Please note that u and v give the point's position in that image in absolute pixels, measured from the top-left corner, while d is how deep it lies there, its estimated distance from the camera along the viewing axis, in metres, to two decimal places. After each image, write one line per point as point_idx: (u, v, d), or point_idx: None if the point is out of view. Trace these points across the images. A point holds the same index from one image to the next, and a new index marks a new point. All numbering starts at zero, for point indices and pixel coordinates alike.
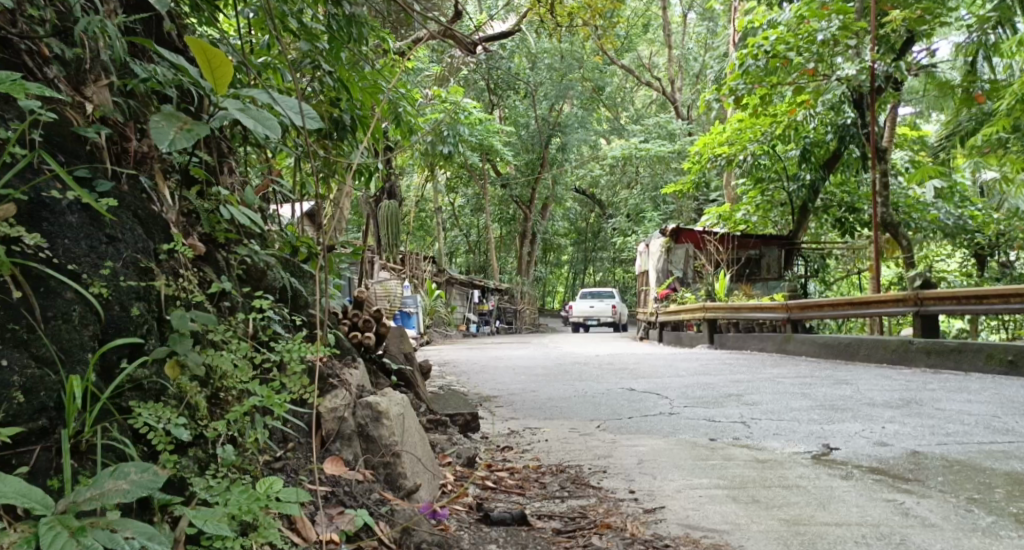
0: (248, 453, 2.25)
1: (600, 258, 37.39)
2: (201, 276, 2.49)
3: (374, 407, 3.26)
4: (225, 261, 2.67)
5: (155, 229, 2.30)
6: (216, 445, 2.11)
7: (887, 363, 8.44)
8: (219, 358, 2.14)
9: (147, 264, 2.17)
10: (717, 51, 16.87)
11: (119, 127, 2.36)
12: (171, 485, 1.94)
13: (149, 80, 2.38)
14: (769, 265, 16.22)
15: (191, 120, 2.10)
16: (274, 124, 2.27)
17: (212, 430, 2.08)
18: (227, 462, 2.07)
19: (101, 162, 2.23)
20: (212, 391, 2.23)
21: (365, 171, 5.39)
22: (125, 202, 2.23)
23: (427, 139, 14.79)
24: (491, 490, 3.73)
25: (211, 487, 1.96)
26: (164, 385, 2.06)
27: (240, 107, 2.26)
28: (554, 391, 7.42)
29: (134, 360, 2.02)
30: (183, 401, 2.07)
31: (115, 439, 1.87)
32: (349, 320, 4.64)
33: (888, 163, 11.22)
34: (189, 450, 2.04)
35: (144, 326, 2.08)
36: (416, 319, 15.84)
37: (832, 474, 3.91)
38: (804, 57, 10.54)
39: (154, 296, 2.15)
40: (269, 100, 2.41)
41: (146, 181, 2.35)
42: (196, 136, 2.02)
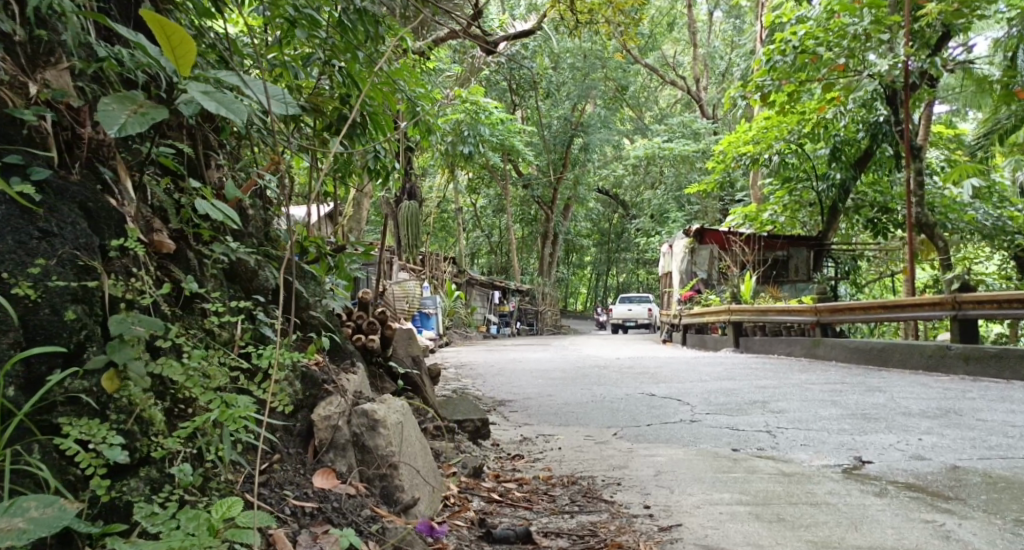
0: (216, 469, 2.11)
1: (624, 259, 37.02)
2: (165, 277, 2.32)
3: (369, 415, 3.04)
4: (197, 262, 2.49)
5: (106, 225, 2.13)
6: (173, 464, 1.98)
7: (923, 369, 8.12)
8: (169, 368, 2.01)
9: (88, 263, 2.00)
10: (743, 48, 16.56)
11: (72, 112, 2.21)
12: (113, 512, 1.82)
13: (108, 63, 2.24)
14: (797, 267, 15.91)
15: (146, 101, 2.06)
16: (239, 108, 2.16)
17: (163, 447, 1.95)
18: (182, 484, 1.94)
19: (41, 148, 2.09)
20: (170, 403, 2.10)
21: (382, 172, 5.16)
22: (67, 193, 2.08)
23: (447, 138, 14.62)
24: (497, 503, 3.52)
25: (157, 513, 1.83)
26: (103, 399, 1.92)
27: (204, 89, 2.14)
28: (571, 396, 7.20)
29: (68, 370, 1.88)
30: (129, 416, 1.93)
31: (34, 463, 1.74)
32: (353, 322, 4.51)
33: (923, 162, 10.85)
34: (140, 470, 1.92)
35: (82, 332, 1.93)
36: (435, 320, 15.68)
37: (865, 490, 3.65)
38: (834, 52, 10.25)
39: (97, 298, 1.99)
40: (238, 82, 2.35)
41: (106, 174, 2.22)
42: (147, 123, 1.97)
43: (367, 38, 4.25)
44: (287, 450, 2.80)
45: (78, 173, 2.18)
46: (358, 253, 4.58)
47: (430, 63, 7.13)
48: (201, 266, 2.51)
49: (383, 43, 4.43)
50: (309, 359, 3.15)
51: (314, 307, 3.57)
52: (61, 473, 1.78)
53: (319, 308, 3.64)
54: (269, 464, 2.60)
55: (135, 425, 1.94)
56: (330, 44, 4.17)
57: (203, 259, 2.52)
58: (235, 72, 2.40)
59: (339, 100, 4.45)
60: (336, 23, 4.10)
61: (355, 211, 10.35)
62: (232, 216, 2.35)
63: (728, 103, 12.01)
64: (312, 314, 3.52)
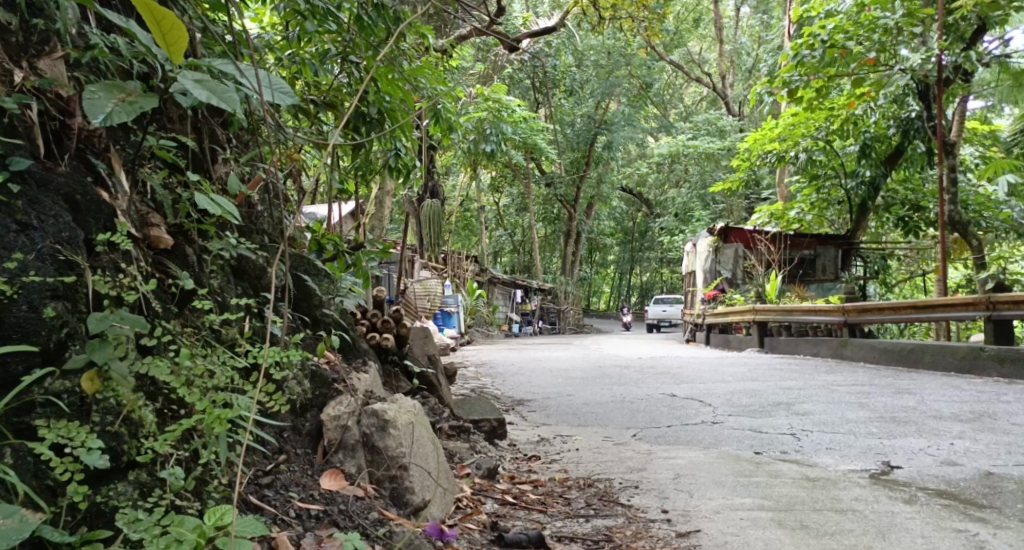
0: (210, 472, 2.07)
1: (647, 258, 36.80)
2: (158, 272, 2.27)
3: (379, 415, 2.98)
4: (196, 259, 2.45)
5: (93, 218, 2.09)
6: (163, 467, 1.94)
7: (955, 371, 7.91)
8: (155, 368, 1.96)
9: (70, 257, 1.95)
10: (771, 44, 16.34)
11: (62, 101, 2.17)
12: (100, 517, 1.79)
13: (97, 49, 2.18)
14: (825, 267, 15.43)
15: (135, 90, 2.01)
16: (232, 97, 2.09)
17: (152, 450, 1.91)
18: (173, 487, 1.90)
19: (31, 140, 2.04)
20: (160, 405, 2.07)
21: (403, 169, 5.10)
22: (52, 184, 2.03)
23: (470, 136, 14.58)
24: (511, 506, 3.44)
25: (139, 519, 1.78)
26: (85, 401, 1.87)
27: (197, 79, 2.08)
28: (591, 397, 7.10)
29: (47, 370, 1.83)
30: (116, 417, 1.89)
31: (12, 465, 1.69)
32: (367, 320, 4.46)
33: (956, 159, 10.60)
34: (129, 473, 1.88)
35: (62, 329, 1.87)
36: (457, 318, 15.64)
37: (894, 497, 3.52)
38: (865, 46, 10.04)
39: (81, 295, 1.94)
40: (233, 72, 2.29)
41: (99, 166, 2.19)
42: (133, 113, 1.93)
43: (387, 35, 4.19)
44: (294, 450, 2.74)
45: (68, 163, 2.14)
46: (376, 250, 4.51)
47: (453, 62, 7.08)
48: (200, 263, 2.46)
49: (404, 40, 4.39)
50: (319, 358, 3.12)
51: (327, 305, 3.53)
52: (38, 479, 1.72)
53: (331, 305, 3.60)
54: (274, 465, 2.55)
55: (122, 426, 1.89)
56: (349, 41, 4.12)
57: (203, 256, 2.48)
58: (230, 61, 2.33)
59: (358, 97, 4.41)
60: (355, 20, 4.04)
61: (378, 209, 10.33)
62: (231, 210, 2.28)
63: (753, 100, 11.85)
64: (325, 311, 3.49)
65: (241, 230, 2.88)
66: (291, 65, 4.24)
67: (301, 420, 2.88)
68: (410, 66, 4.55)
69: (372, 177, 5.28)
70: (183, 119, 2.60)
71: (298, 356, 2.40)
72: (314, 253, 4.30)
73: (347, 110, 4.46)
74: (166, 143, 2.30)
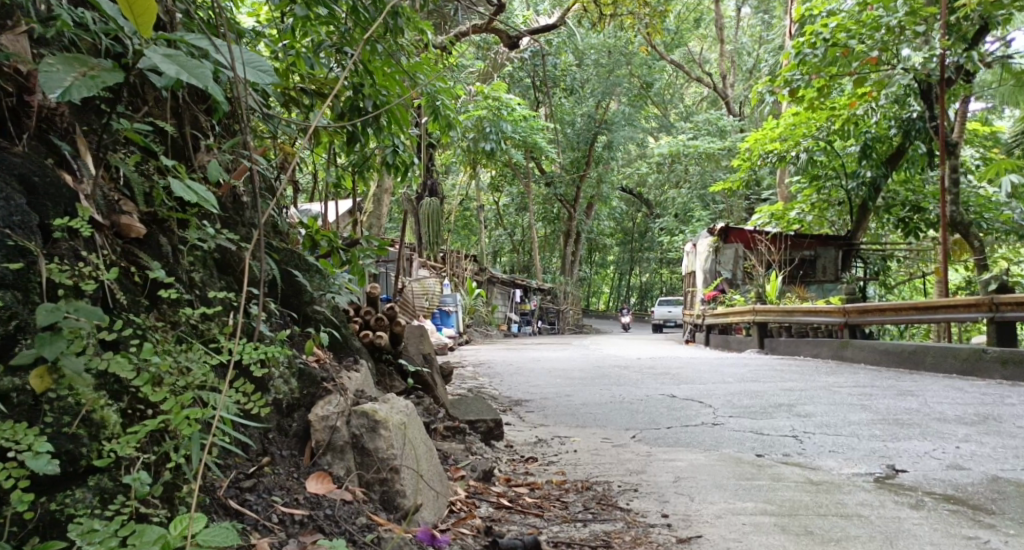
0: (179, 478, 1.97)
1: (647, 258, 36.67)
2: (126, 262, 2.16)
3: (369, 415, 2.87)
4: (171, 250, 2.34)
5: (51, 203, 1.99)
6: (128, 472, 1.86)
7: (957, 373, 7.81)
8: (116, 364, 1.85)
9: (21, 242, 1.86)
10: (772, 44, 16.24)
11: (22, 78, 2.07)
12: (55, 526, 1.71)
13: (61, 21, 2.09)
14: (825, 268, 15.41)
15: (97, 65, 1.96)
16: (204, 73, 2.01)
17: (114, 454, 1.82)
18: (137, 494, 1.81)
19: None
20: (125, 405, 1.97)
21: (401, 167, 4.97)
22: (7, 165, 1.94)
23: (469, 135, 14.46)
24: (506, 510, 3.33)
25: (95, 530, 1.69)
26: (37, 398, 1.78)
27: (166, 54, 2.01)
28: (590, 397, 6.99)
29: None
30: (74, 418, 1.81)
31: None
32: (360, 319, 4.37)
33: (958, 159, 10.49)
34: (88, 479, 1.80)
35: (12, 322, 1.80)
36: (456, 318, 15.55)
37: (900, 502, 3.42)
38: (867, 45, 9.94)
39: (36, 284, 1.85)
40: (208, 48, 2.21)
41: (64, 148, 2.09)
42: (95, 86, 1.88)
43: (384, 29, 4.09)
44: (279, 451, 2.64)
45: (27, 144, 2.05)
46: (371, 247, 4.39)
47: (452, 61, 6.99)
48: (175, 254, 2.35)
49: (402, 35, 4.29)
50: (307, 357, 3.03)
51: (318, 302, 3.45)
52: None
53: (323, 302, 3.51)
54: (257, 468, 2.44)
55: (80, 428, 1.81)
56: (343, 31, 3.99)
57: (179, 246, 2.37)
58: (206, 37, 2.25)
59: (353, 89, 4.28)
60: (350, 10, 3.92)
61: (376, 207, 10.21)
62: (206, 197, 2.18)
63: (754, 99, 11.72)
64: (315, 308, 3.41)
65: (223, 222, 2.77)
66: (285, 56, 4.10)
67: (288, 420, 2.79)
68: (408, 61, 4.44)
69: (369, 174, 5.17)
70: (162, 104, 2.51)
71: (280, 353, 2.29)
72: (308, 250, 4.20)
73: (342, 103, 4.34)
74: (142, 126, 2.20)
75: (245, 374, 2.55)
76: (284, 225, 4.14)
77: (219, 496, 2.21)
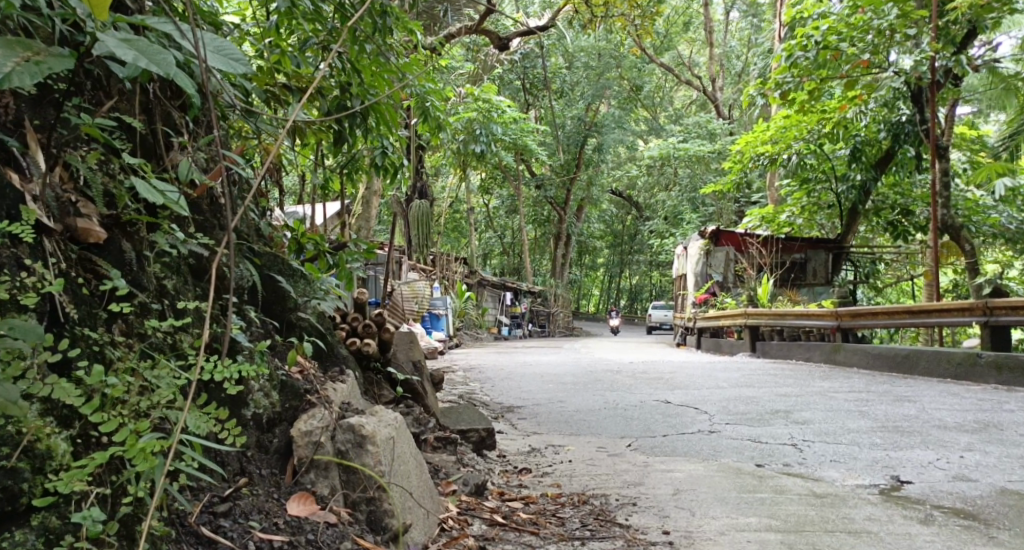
0: (138, 511, 1.83)
1: (636, 261, 36.56)
2: (82, 270, 2.01)
3: (356, 431, 2.72)
4: (135, 257, 2.17)
5: None
6: (79, 507, 1.73)
7: (951, 378, 7.70)
8: (60, 389, 1.69)
9: None
10: (763, 46, 16.15)
11: None
12: None
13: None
14: (817, 271, 15.03)
15: (44, 50, 1.83)
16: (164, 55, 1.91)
17: (60, 490, 1.69)
18: (89, 534, 1.68)
19: None
20: (78, 430, 1.83)
21: (390, 169, 4.77)
22: None
23: (459, 136, 14.28)
24: (500, 527, 3.17)
25: None
26: None
27: (123, 38, 1.91)
28: (582, 403, 6.85)
29: None
30: (14, 449, 1.67)
31: None
32: (348, 325, 4.23)
33: (949, 161, 10.39)
34: (33, 517, 1.68)
35: None
36: (446, 321, 15.36)
37: (908, 517, 3.28)
38: (858, 47, 9.79)
39: None
40: (173, 32, 2.09)
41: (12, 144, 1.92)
42: (42, 70, 1.75)
43: (374, 29, 3.93)
44: (258, 470, 2.48)
45: None
46: (359, 250, 4.22)
47: (442, 63, 6.82)
48: (139, 261, 2.18)
49: (393, 35, 4.13)
50: (290, 368, 2.87)
51: (302, 309, 3.31)
52: None
53: (308, 308, 3.37)
54: (233, 490, 2.29)
55: (21, 460, 1.68)
56: (329, 28, 3.82)
57: (144, 253, 2.19)
58: (172, 22, 2.13)
59: (339, 88, 4.13)
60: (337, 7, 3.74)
61: (364, 209, 10.05)
62: (174, 198, 2.07)
63: (746, 100, 11.61)
64: (300, 315, 3.29)
65: (195, 223, 2.59)
66: (269, 54, 3.91)
67: (269, 436, 2.63)
68: (398, 62, 4.26)
69: (357, 175, 5.00)
70: (130, 97, 2.35)
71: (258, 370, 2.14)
72: (293, 254, 4.05)
73: (329, 102, 4.17)
74: (104, 121, 2.05)
75: (217, 390, 2.41)
76: (267, 224, 3.99)
77: (190, 523, 2.07)
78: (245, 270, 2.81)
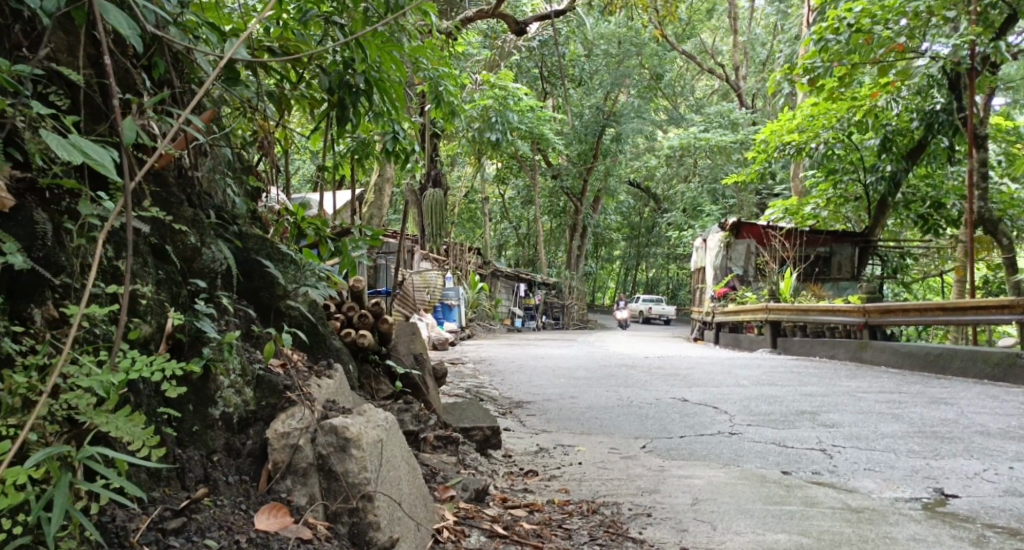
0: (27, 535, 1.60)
1: (653, 253, 36.11)
2: None
3: (339, 432, 2.37)
4: (51, 229, 1.91)
5: None
6: None
7: (987, 378, 7.32)
8: None
9: None
10: (789, 33, 15.65)
11: None
12: None
13: None
14: (841, 265, 14.82)
15: None
16: None
17: None
18: None
19: None
20: None
21: (400, 154, 4.38)
22: None
23: (474, 124, 13.92)
24: (500, 540, 2.86)
25: None
26: None
27: None
28: (596, 399, 6.54)
29: None
30: None
31: None
32: (343, 315, 3.94)
33: (986, 150, 9.94)
34: None
35: None
36: (458, 312, 15.00)
37: (958, 538, 2.96)
38: (893, 30, 9.24)
39: None
40: None
41: None
42: None
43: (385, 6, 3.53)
44: (225, 477, 2.19)
45: None
46: (364, 237, 3.85)
47: (457, 45, 6.47)
48: (58, 235, 1.92)
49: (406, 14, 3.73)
50: (269, 361, 2.57)
51: (292, 298, 2.99)
52: None
53: (299, 297, 3.04)
54: (190, 502, 1.99)
55: None
56: None
57: (63, 224, 1.94)
58: None
59: (342, 64, 3.59)
60: None
61: (376, 196, 9.75)
62: (94, 154, 1.78)
63: (772, 87, 11.18)
64: (289, 303, 2.98)
65: (152, 196, 2.35)
66: (271, 28, 3.53)
67: (241, 438, 2.32)
68: (410, 43, 3.93)
69: (368, 161, 4.72)
70: (73, 50, 2.16)
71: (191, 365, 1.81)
72: (294, 239, 3.75)
73: (330, 78, 3.63)
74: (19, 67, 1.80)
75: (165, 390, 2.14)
76: (263, 208, 3.72)
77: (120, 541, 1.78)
78: (219, 251, 2.52)
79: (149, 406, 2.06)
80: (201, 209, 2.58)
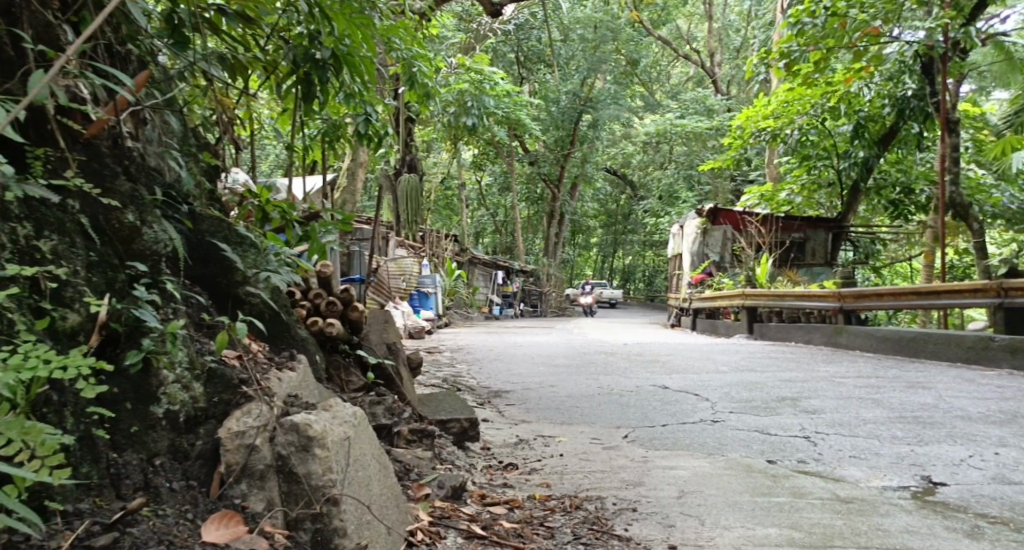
0: None
1: (630, 240, 36.11)
2: None
3: (300, 431, 2.19)
4: None
5: None
6: None
7: (961, 361, 7.28)
8: None
9: None
10: (764, 18, 15.54)
11: None
12: None
13: None
14: (815, 251, 14.72)
15: None
16: None
17: None
18: None
19: None
20: None
21: (373, 137, 4.16)
22: None
23: (450, 109, 13.65)
24: (478, 541, 2.71)
25: None
26: None
27: None
28: (574, 388, 6.41)
29: None
30: None
31: None
32: (309, 302, 3.74)
33: (958, 133, 9.87)
34: None
35: None
36: (434, 301, 14.78)
37: (952, 529, 2.85)
38: (869, 14, 9.11)
39: None
40: None
41: None
42: None
43: None
44: (170, 484, 2.01)
45: None
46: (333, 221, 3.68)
47: (430, 26, 6.26)
48: None
49: None
50: (223, 353, 2.38)
51: (252, 284, 2.79)
52: None
53: (259, 284, 2.83)
54: (126, 514, 1.83)
55: None
56: None
57: None
58: None
59: (307, 37, 3.34)
60: None
61: (349, 183, 9.46)
62: None
63: (749, 72, 11.05)
64: (249, 290, 2.78)
65: (82, 168, 2.19)
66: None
67: (189, 438, 2.13)
68: (381, 20, 3.70)
69: (340, 145, 4.50)
70: None
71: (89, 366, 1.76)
72: (258, 223, 3.54)
73: (294, 51, 3.38)
74: None
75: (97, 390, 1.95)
76: (225, 190, 3.50)
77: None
78: (165, 231, 2.33)
79: (78, 404, 1.88)
80: (141, 183, 2.41)
